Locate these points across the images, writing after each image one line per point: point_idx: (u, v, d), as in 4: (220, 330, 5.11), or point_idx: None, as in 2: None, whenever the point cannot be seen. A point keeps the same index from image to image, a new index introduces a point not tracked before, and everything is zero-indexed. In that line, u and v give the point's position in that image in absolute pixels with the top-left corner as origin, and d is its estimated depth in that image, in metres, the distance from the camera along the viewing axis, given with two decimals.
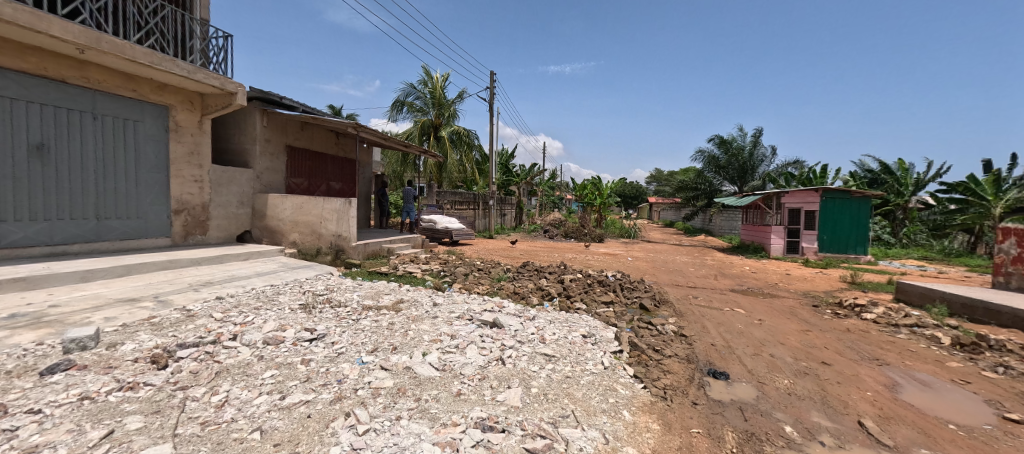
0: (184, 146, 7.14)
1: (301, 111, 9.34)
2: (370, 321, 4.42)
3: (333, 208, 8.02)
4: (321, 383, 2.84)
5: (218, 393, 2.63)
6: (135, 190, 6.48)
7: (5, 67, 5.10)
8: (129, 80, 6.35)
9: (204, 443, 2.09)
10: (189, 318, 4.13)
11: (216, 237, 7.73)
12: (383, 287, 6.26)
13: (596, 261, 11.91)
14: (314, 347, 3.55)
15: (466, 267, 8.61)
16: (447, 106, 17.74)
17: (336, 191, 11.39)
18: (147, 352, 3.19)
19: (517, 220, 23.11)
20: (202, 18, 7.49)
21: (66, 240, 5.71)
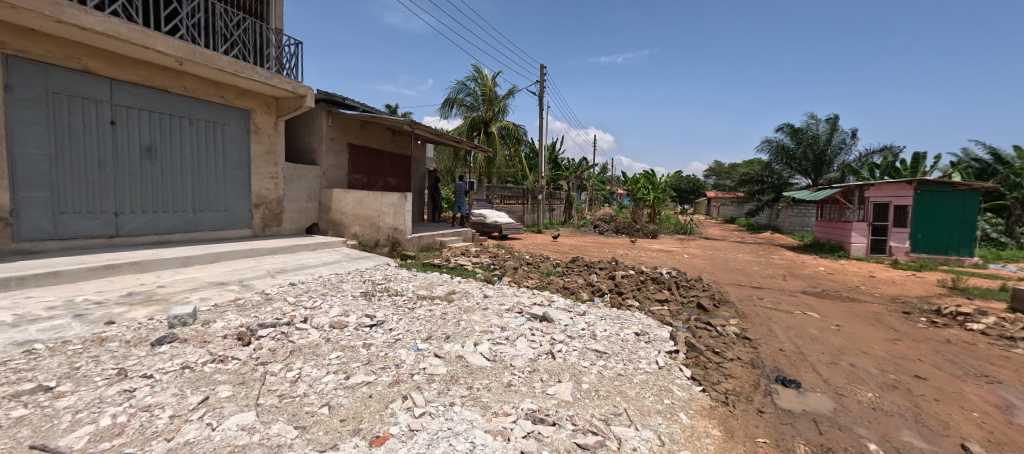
0: (262, 146, 7.87)
1: (361, 110, 9.89)
2: (424, 310, 4.61)
3: (390, 202, 8.44)
4: (381, 366, 3.02)
5: (291, 369, 2.88)
6: (223, 186, 7.25)
7: (122, 80, 5.89)
8: (217, 88, 7.08)
9: (281, 414, 2.30)
10: (267, 300, 4.57)
11: (288, 228, 8.46)
12: (436, 278, 6.49)
13: (649, 258, 11.48)
14: (374, 333, 3.78)
15: (515, 261, 8.68)
16: (497, 101, 17.85)
17: (392, 186, 11.98)
18: (234, 330, 3.58)
19: (567, 215, 22.84)
20: (277, 27, 8.16)
21: (169, 230, 6.53)
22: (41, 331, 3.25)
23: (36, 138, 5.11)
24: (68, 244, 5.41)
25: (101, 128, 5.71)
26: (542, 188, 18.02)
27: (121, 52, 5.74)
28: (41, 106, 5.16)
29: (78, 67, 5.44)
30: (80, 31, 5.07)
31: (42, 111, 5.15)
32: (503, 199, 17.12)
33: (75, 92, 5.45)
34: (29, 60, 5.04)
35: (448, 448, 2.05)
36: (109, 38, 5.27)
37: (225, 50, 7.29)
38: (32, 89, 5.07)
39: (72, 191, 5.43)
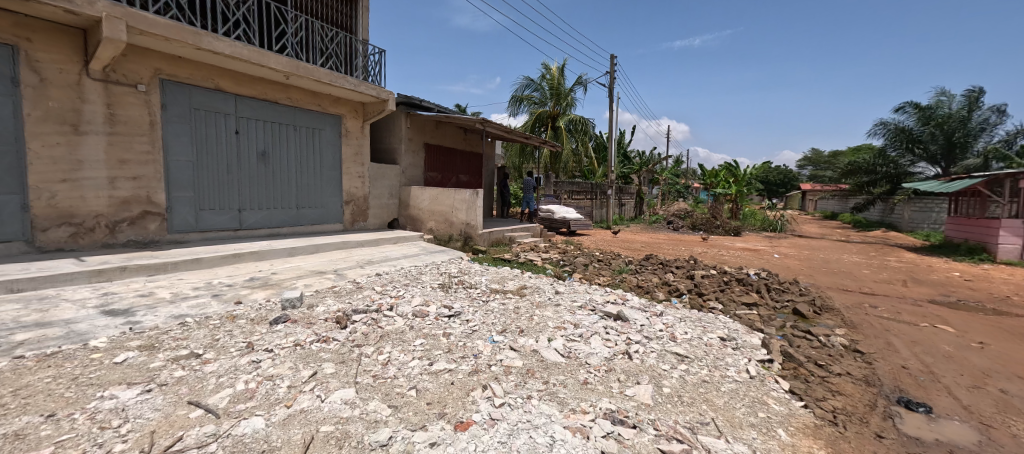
0: (351, 148, 8.67)
1: (436, 111, 10.38)
2: (498, 304, 4.75)
3: (463, 198, 8.78)
4: (461, 356, 3.17)
5: (382, 352, 3.15)
6: (320, 185, 8.12)
7: (243, 95, 6.83)
8: (315, 97, 7.92)
9: (376, 392, 2.53)
10: (358, 288, 5.05)
11: (374, 223, 9.23)
12: (508, 273, 6.63)
13: (733, 257, 10.55)
14: (452, 323, 3.98)
15: (586, 257, 8.53)
16: (565, 95, 17.61)
17: (464, 183, 12.46)
18: (333, 314, 4.01)
19: (638, 211, 21.89)
20: (364, 38, 8.85)
21: (278, 224, 7.49)
22: (191, 307, 3.94)
23: (183, 147, 6.13)
24: (205, 236, 6.44)
25: (228, 137, 6.69)
26: (612, 183, 17.44)
27: (242, 71, 6.66)
28: (186, 121, 6.16)
29: (212, 85, 6.42)
30: (213, 55, 5.98)
31: (187, 124, 6.16)
32: (571, 194, 16.91)
33: (210, 108, 6.44)
34: (177, 82, 6.05)
35: (529, 440, 2.09)
36: (234, 60, 6.14)
37: (322, 63, 8.11)
38: (180, 106, 6.08)
39: (208, 191, 6.45)
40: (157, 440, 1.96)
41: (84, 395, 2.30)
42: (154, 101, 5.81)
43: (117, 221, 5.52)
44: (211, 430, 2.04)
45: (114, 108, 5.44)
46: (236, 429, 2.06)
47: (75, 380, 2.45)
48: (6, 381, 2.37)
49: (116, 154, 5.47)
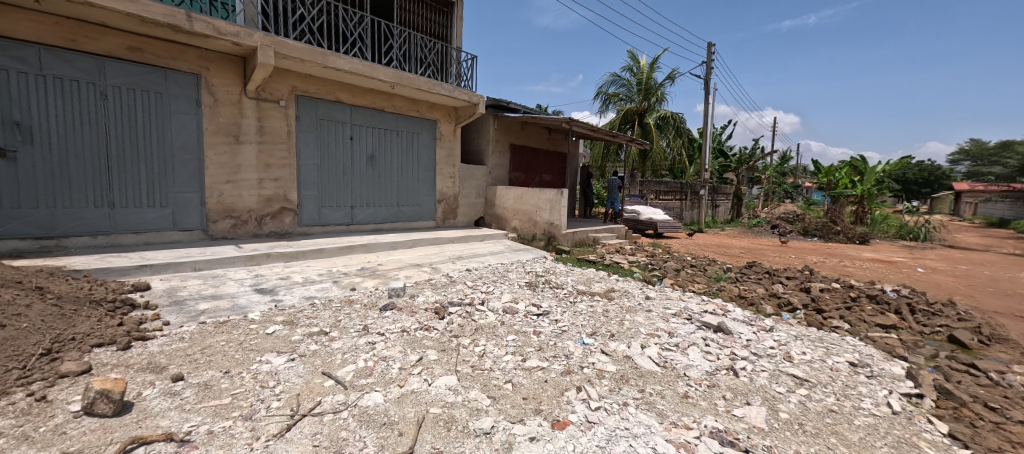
0: (444, 151, 9.27)
1: (523, 112, 10.59)
2: (586, 305, 4.70)
3: (548, 198, 8.84)
4: (552, 354, 3.21)
5: (478, 345, 3.32)
6: (417, 185, 8.82)
7: (356, 105, 7.68)
8: (415, 104, 8.59)
9: (475, 382, 2.69)
10: (452, 282, 5.38)
11: (463, 221, 9.78)
12: (593, 274, 6.51)
13: (859, 270, 9.02)
14: (541, 321, 4.05)
15: (677, 262, 8.00)
16: (654, 89, 16.67)
17: (546, 183, 12.55)
18: (432, 304, 4.34)
19: (736, 213, 19.89)
20: (458, 46, 9.35)
21: (382, 220, 8.32)
22: (317, 290, 4.58)
23: (310, 152, 7.12)
24: (326, 229, 7.41)
25: (345, 143, 7.60)
26: (705, 182, 16.07)
27: (357, 84, 7.50)
28: (313, 130, 7.14)
29: (332, 98, 7.33)
30: (335, 71, 6.82)
31: (313, 133, 7.13)
32: (659, 194, 15.99)
33: (331, 118, 7.37)
34: (307, 96, 7.02)
35: (628, 448, 2.05)
36: (352, 74, 6.94)
37: (421, 71, 8.78)
38: (309, 118, 7.07)
39: (328, 190, 7.41)
40: (302, 402, 2.32)
41: (248, 358, 2.81)
42: (290, 114, 6.83)
43: (262, 215, 6.62)
44: (342, 399, 2.36)
45: (262, 121, 6.51)
46: (361, 401, 2.35)
47: (240, 345, 3.01)
48: (196, 341, 3.01)
49: (263, 159, 6.55)
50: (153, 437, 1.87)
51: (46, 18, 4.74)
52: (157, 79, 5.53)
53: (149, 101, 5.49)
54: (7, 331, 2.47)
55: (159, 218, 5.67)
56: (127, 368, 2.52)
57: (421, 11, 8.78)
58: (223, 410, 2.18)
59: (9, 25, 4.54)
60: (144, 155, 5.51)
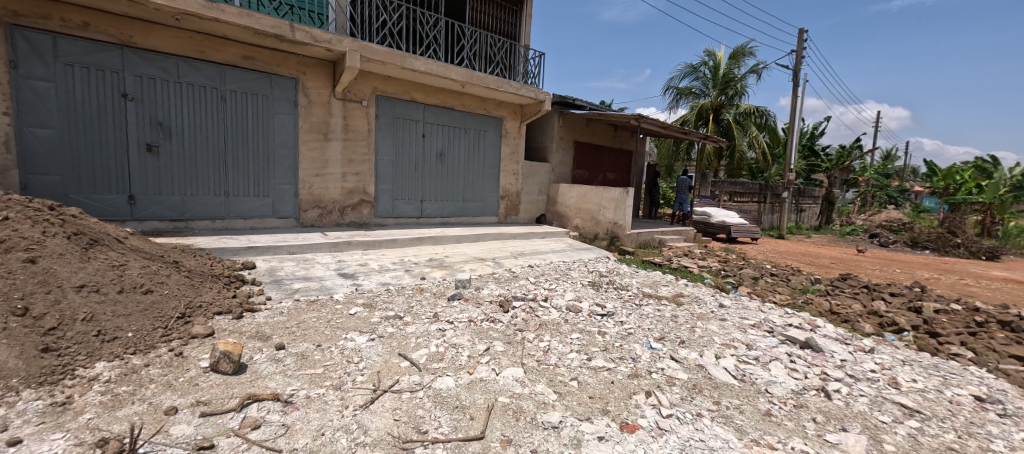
0: (509, 148, 9.41)
1: (589, 108, 10.39)
2: (653, 309, 4.51)
3: (612, 197, 8.61)
4: (619, 356, 3.15)
5: (543, 340, 3.35)
6: (482, 181, 9.07)
7: (428, 103, 8.06)
8: (482, 102, 8.81)
9: (541, 377, 2.72)
10: (515, 277, 5.46)
11: (524, 218, 9.90)
12: (660, 277, 6.23)
13: (986, 290, 7.64)
14: (606, 322, 3.97)
15: (755, 269, 7.37)
16: (734, 81, 15.37)
17: (610, 181, 12.20)
18: (496, 297, 4.44)
19: (825, 219, 17.84)
20: (527, 44, 9.39)
21: (449, 214, 8.68)
22: (391, 278, 4.90)
23: (387, 149, 7.61)
24: (398, 221, 7.90)
25: (417, 140, 8.02)
26: (789, 184, 14.58)
27: (430, 83, 7.86)
28: (390, 128, 7.62)
29: (408, 97, 7.76)
30: (411, 72, 7.20)
31: (390, 131, 7.61)
32: (733, 196, 14.81)
33: (406, 116, 7.81)
34: (385, 96, 7.49)
35: None
36: (426, 74, 7.28)
37: (490, 70, 8.99)
38: (387, 116, 7.55)
39: (401, 185, 7.88)
40: (383, 379, 2.51)
41: (335, 334, 3.10)
42: (371, 113, 7.33)
43: (344, 206, 7.22)
44: (417, 380, 2.52)
45: (347, 119, 7.08)
46: (435, 383, 2.50)
47: (328, 322, 3.32)
48: (293, 316, 3.38)
49: (347, 155, 7.14)
50: (264, 396, 2.15)
51: (183, 33, 5.55)
52: (263, 83, 6.25)
53: (257, 103, 6.23)
54: (154, 296, 2.98)
55: (262, 206, 6.43)
56: (241, 335, 2.91)
57: (491, 10, 8.94)
58: (317, 378, 2.44)
59: (157, 40, 5.38)
60: (253, 150, 6.26)
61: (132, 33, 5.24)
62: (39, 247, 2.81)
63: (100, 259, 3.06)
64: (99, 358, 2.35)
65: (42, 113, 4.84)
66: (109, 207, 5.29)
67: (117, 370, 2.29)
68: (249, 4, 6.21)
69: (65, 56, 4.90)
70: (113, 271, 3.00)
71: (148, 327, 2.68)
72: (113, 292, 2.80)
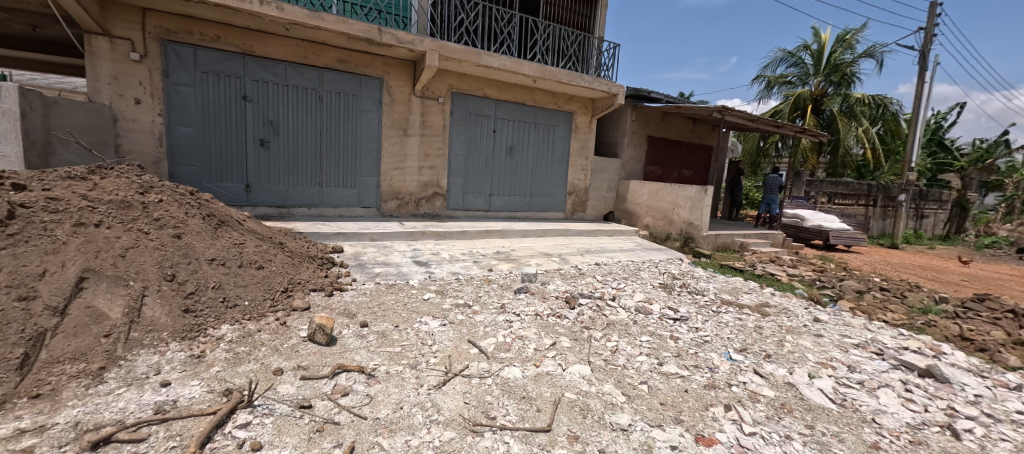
0: (579, 143, 9.25)
1: (665, 101, 9.82)
2: (733, 317, 4.17)
3: (688, 195, 8.08)
4: (694, 364, 2.97)
5: (610, 340, 3.27)
6: (550, 177, 9.05)
7: (500, 99, 8.19)
8: (553, 96, 8.74)
9: (609, 377, 2.66)
10: (582, 274, 5.38)
11: (592, 214, 9.71)
12: (741, 284, 5.73)
13: None
14: (679, 327, 3.75)
15: (859, 282, 6.46)
16: (844, 65, 13.49)
17: (686, 178, 11.45)
18: (562, 293, 4.41)
19: (955, 227, 15.06)
20: (601, 35, 9.12)
21: (516, 209, 8.80)
22: (461, 267, 5.10)
23: (459, 144, 7.91)
24: (468, 214, 8.19)
25: (488, 135, 8.22)
26: (908, 185, 12.52)
27: (503, 79, 7.98)
28: (463, 123, 7.89)
29: (480, 93, 7.96)
30: (485, 69, 7.37)
31: (463, 126, 7.88)
32: (834, 197, 13.09)
33: (479, 112, 8.03)
34: (460, 93, 7.76)
35: None
36: (499, 70, 7.39)
37: (562, 64, 8.88)
38: (461, 112, 7.83)
39: (472, 179, 8.14)
40: (454, 363, 2.63)
41: (411, 317, 3.31)
42: (446, 109, 7.65)
43: (420, 198, 7.65)
44: (486, 367, 2.60)
45: (425, 116, 7.47)
46: (503, 372, 2.56)
47: (405, 305, 3.56)
48: (374, 297, 3.68)
49: (423, 149, 7.54)
50: (351, 367, 2.37)
51: (290, 41, 6.24)
52: (354, 83, 6.81)
53: (348, 102, 6.82)
54: (265, 271, 3.42)
55: (349, 196, 7.04)
56: (332, 310, 3.24)
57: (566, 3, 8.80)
58: (395, 356, 2.63)
59: (270, 48, 6.12)
60: (343, 144, 6.88)
61: (252, 43, 6.01)
62: (183, 225, 3.36)
63: (226, 237, 3.59)
64: (225, 321, 2.78)
65: (184, 113, 5.76)
66: (231, 194, 6.15)
67: (237, 332, 2.69)
68: (344, 11, 6.79)
69: (202, 65, 5.77)
70: (235, 247, 3.50)
71: (260, 298, 3.11)
72: (235, 265, 3.27)
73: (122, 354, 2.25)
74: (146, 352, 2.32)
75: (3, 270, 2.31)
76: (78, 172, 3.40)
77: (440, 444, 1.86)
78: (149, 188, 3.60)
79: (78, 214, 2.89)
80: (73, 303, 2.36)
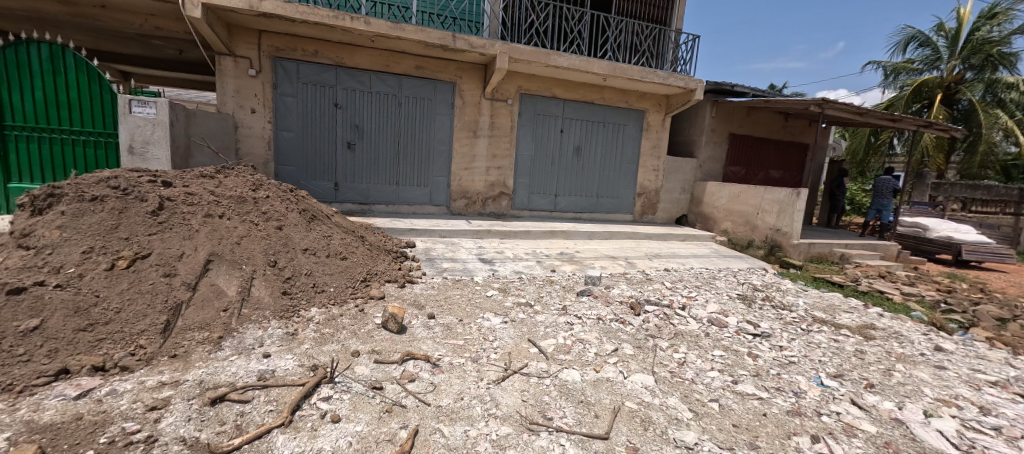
0: (651, 142, 8.85)
1: (751, 95, 9.00)
2: (826, 338, 3.72)
3: (776, 199, 7.34)
4: (775, 386, 2.72)
5: (677, 351, 3.11)
6: (618, 177, 8.79)
7: (568, 98, 8.13)
8: (624, 94, 8.47)
9: (675, 391, 2.54)
10: (649, 280, 5.15)
11: (662, 217, 9.26)
12: (839, 301, 5.07)
13: None
14: (759, 344, 3.44)
15: (1000, 307, 5.37)
16: (990, 45, 11.34)
17: (774, 180, 10.39)
18: (627, 298, 4.25)
19: None
20: (678, 27, 8.61)
21: (582, 210, 8.69)
22: (524, 267, 5.18)
23: (527, 144, 8.00)
24: (533, 214, 8.25)
25: (555, 135, 8.21)
26: None
27: (572, 79, 7.90)
28: (531, 124, 7.97)
29: (549, 94, 7.97)
30: (555, 69, 7.35)
31: (530, 127, 7.96)
32: (969, 204, 10.99)
33: (547, 112, 8.05)
34: (528, 94, 7.84)
35: None
36: (569, 70, 7.32)
37: (635, 60, 8.55)
38: (529, 113, 7.92)
39: (538, 179, 8.19)
40: (514, 360, 2.69)
41: (475, 313, 3.43)
42: (514, 110, 7.78)
43: (487, 198, 7.88)
44: (545, 367, 2.63)
45: (494, 117, 7.67)
46: (562, 374, 2.56)
47: (469, 301, 3.71)
48: (441, 291, 3.88)
49: (491, 150, 7.75)
50: (419, 356, 2.54)
51: (374, 52, 6.77)
52: (429, 88, 7.21)
53: (423, 106, 7.24)
54: (348, 262, 3.78)
55: (422, 195, 7.48)
56: (404, 301, 3.49)
57: None
58: (459, 349, 2.76)
59: (358, 59, 6.71)
60: (418, 146, 7.32)
61: (343, 55, 6.63)
62: (284, 218, 3.84)
63: (318, 230, 4.02)
64: (314, 304, 3.12)
65: (288, 120, 6.54)
66: (322, 192, 6.87)
67: (324, 315, 3.01)
68: (422, 21, 7.19)
69: (303, 77, 6.51)
70: (324, 239, 3.91)
71: (344, 285, 3.44)
72: (323, 255, 3.65)
73: (235, 326, 2.64)
74: (254, 327, 2.70)
75: (154, 252, 2.84)
76: (209, 172, 4.04)
77: (497, 439, 1.91)
78: (259, 186, 4.16)
79: (207, 206, 3.44)
80: (201, 280, 2.82)
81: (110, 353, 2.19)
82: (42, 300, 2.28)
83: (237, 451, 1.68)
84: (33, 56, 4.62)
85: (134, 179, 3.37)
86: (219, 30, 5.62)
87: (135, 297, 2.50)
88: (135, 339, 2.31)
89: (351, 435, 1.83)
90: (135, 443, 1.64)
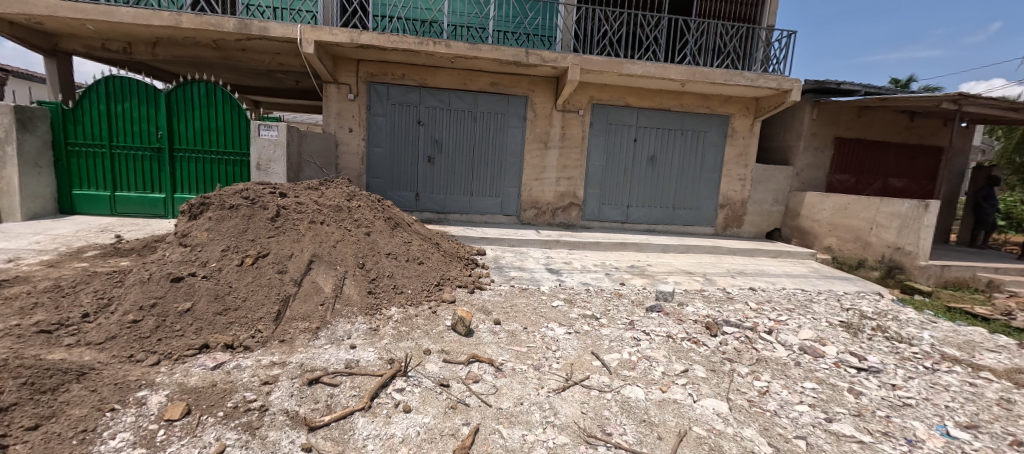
0: (736, 149, 8.21)
1: (862, 94, 7.93)
2: (956, 380, 3.14)
3: (894, 212, 6.36)
4: (882, 431, 2.38)
5: (759, 379, 2.86)
6: (698, 187, 8.29)
7: (642, 106, 7.91)
8: (705, 99, 8.00)
9: (753, 421, 2.35)
10: (730, 299, 4.77)
11: (750, 231, 8.51)
12: (979, 338, 4.22)
13: None
14: (865, 380, 3.02)
15: None
16: None
17: (894, 190, 8.96)
18: (703, 318, 3.98)
19: None
20: (769, 25, 7.91)
21: (656, 221, 8.33)
22: (592, 279, 5.12)
23: (598, 155, 7.93)
24: (604, 225, 8.12)
25: (628, 145, 8.02)
26: None
27: (647, 86, 7.69)
28: (603, 134, 7.89)
29: (622, 103, 7.83)
30: (629, 78, 7.22)
31: (603, 136, 7.89)
32: None
33: (620, 122, 7.91)
34: (601, 104, 7.78)
35: None
36: (644, 77, 7.13)
37: (719, 62, 8.04)
38: (601, 123, 7.85)
39: (610, 189, 8.05)
40: (577, 372, 2.70)
41: (539, 322, 3.49)
42: (586, 121, 7.78)
43: (557, 208, 7.94)
44: (607, 381, 2.60)
45: (565, 128, 7.74)
46: (624, 390, 2.52)
47: (535, 310, 3.78)
48: (509, 298, 4.00)
49: (562, 161, 7.81)
50: (484, 359, 2.67)
51: (453, 71, 7.26)
52: (502, 102, 7.51)
53: (497, 119, 7.56)
54: (424, 267, 4.08)
55: (494, 204, 7.77)
56: (473, 306, 3.67)
57: None
58: (523, 355, 2.85)
59: (439, 78, 7.24)
60: (491, 157, 7.64)
61: (426, 75, 7.21)
62: (372, 224, 4.28)
63: (400, 236, 4.41)
64: (394, 304, 3.43)
65: (378, 137, 7.26)
66: (405, 201, 7.49)
67: (402, 314, 3.30)
68: (497, 39, 7.54)
69: (391, 98, 7.20)
70: (405, 245, 4.28)
71: (419, 288, 3.72)
72: (403, 259, 4.00)
73: (330, 319, 3.02)
74: (344, 320, 3.06)
75: (271, 252, 3.37)
76: (314, 184, 4.66)
77: (554, 446, 1.95)
78: (353, 196, 4.68)
79: (312, 214, 3.97)
80: (305, 277, 3.27)
81: (237, 334, 2.65)
82: (193, 287, 2.84)
83: (326, 427, 1.94)
84: (192, 92, 5.74)
85: (259, 191, 4.02)
86: (326, 61, 6.47)
87: (256, 289, 3.00)
88: (255, 324, 2.76)
89: (420, 425, 2.01)
90: (252, 410, 1.97)
